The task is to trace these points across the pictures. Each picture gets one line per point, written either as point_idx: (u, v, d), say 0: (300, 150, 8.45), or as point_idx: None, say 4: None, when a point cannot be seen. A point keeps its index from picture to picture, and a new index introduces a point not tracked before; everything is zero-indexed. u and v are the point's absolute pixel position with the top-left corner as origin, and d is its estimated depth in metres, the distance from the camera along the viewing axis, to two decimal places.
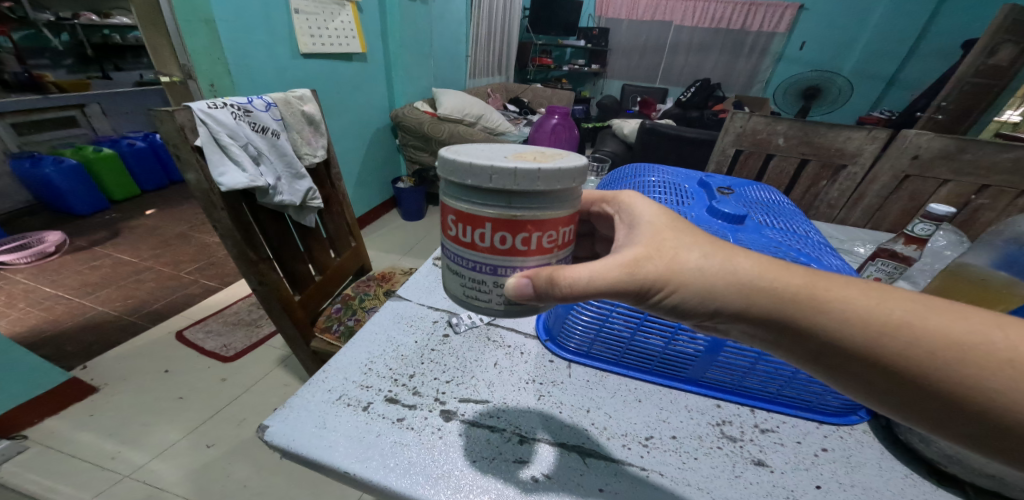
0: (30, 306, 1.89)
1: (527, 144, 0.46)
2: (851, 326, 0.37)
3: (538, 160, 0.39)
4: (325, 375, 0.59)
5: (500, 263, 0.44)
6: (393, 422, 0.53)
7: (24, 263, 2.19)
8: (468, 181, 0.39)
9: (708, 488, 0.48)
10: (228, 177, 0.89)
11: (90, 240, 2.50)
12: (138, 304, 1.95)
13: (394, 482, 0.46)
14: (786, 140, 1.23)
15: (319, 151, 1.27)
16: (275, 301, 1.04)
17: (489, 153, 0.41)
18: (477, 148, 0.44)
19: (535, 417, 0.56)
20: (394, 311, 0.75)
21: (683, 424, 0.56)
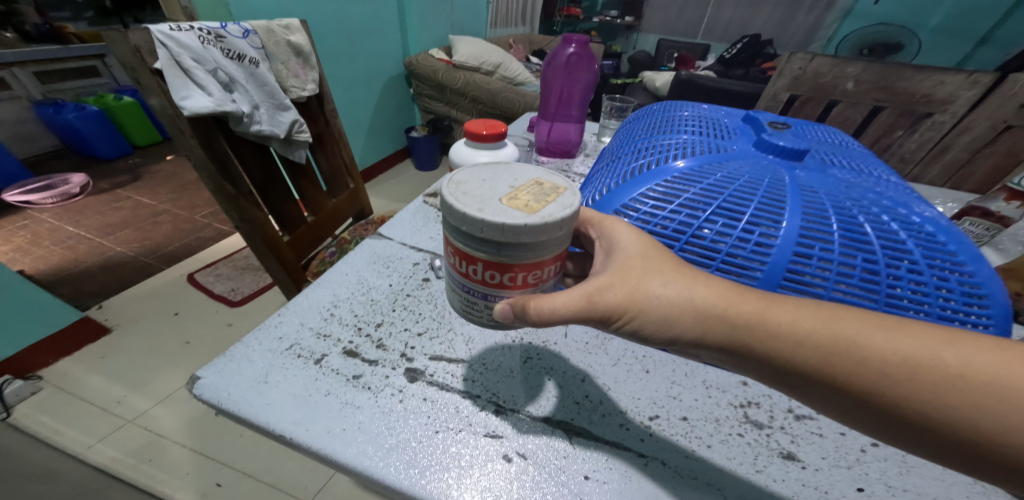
0: (54, 244, 1.93)
1: (529, 170, 0.39)
2: (802, 350, 0.32)
3: (535, 204, 0.33)
4: (279, 320, 0.51)
5: (491, 293, 0.38)
6: (347, 379, 0.44)
7: (51, 204, 2.23)
8: (460, 225, 0.34)
9: (722, 485, 0.38)
10: (192, 101, 0.79)
11: (112, 183, 2.52)
12: (154, 245, 1.96)
13: (334, 451, 0.38)
14: (857, 83, 1.02)
15: (309, 85, 1.15)
16: (260, 240, 0.95)
17: (485, 192, 0.35)
18: (474, 174, 0.38)
19: (517, 384, 0.46)
20: (371, 250, 0.65)
21: (698, 405, 0.45)
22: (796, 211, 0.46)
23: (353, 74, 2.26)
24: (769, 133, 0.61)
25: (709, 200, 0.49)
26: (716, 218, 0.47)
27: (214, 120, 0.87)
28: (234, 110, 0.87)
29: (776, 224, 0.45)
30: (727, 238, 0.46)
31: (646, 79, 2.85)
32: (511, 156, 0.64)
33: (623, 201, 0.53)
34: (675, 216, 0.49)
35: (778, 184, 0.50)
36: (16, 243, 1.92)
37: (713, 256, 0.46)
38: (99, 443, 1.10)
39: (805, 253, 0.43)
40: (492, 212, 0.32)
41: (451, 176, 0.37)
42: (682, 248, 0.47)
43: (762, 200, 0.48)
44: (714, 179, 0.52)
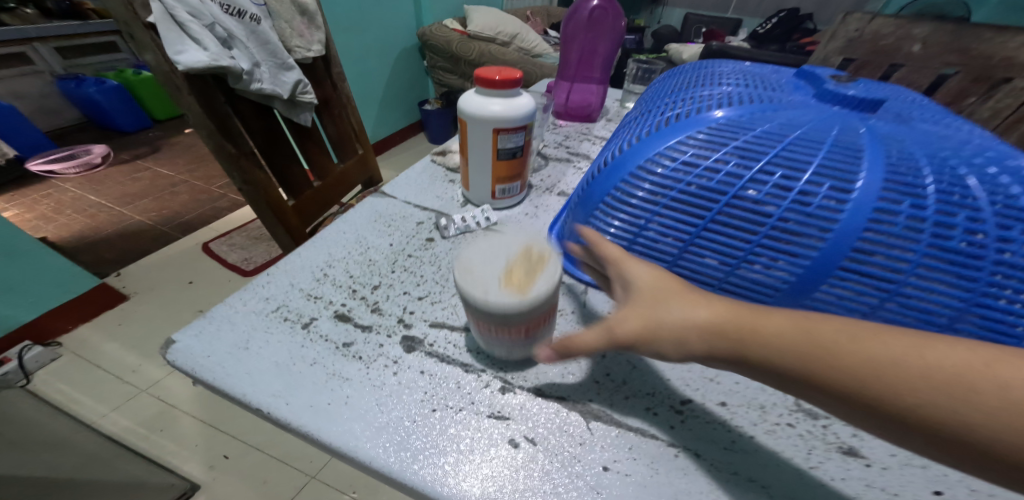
0: (75, 213, 1.95)
1: (522, 232, 0.38)
2: (837, 368, 0.24)
3: (533, 280, 0.34)
4: (268, 279, 0.46)
5: (505, 344, 0.38)
6: (336, 347, 0.40)
7: (73, 175, 2.26)
8: (468, 305, 0.35)
9: (766, 482, 0.31)
10: (187, 56, 0.71)
11: (133, 155, 2.54)
12: (171, 215, 1.97)
13: (317, 427, 0.33)
14: (926, 45, 0.91)
15: (316, 46, 1.05)
16: (264, 204, 0.91)
17: (486, 274, 0.35)
18: (472, 249, 0.37)
19: (528, 358, 0.40)
20: (372, 210, 0.59)
21: (738, 388, 0.38)
22: (877, 161, 0.38)
23: (365, 46, 2.17)
24: (831, 82, 0.53)
25: (764, 147, 0.41)
26: (773, 169, 0.40)
27: (212, 79, 0.81)
28: (231, 67, 0.80)
29: (852, 175, 0.38)
30: (788, 192, 0.39)
31: (675, 50, 2.66)
32: (526, 108, 0.52)
33: (657, 149, 0.45)
34: (720, 168, 0.42)
35: (850, 134, 0.42)
36: (41, 212, 1.95)
37: (770, 211, 0.39)
38: (113, 412, 1.11)
39: (892, 209, 0.36)
40: (494, 298, 0.33)
41: (455, 256, 0.37)
42: (731, 202, 0.41)
43: (831, 148, 0.40)
44: (770, 125, 0.44)
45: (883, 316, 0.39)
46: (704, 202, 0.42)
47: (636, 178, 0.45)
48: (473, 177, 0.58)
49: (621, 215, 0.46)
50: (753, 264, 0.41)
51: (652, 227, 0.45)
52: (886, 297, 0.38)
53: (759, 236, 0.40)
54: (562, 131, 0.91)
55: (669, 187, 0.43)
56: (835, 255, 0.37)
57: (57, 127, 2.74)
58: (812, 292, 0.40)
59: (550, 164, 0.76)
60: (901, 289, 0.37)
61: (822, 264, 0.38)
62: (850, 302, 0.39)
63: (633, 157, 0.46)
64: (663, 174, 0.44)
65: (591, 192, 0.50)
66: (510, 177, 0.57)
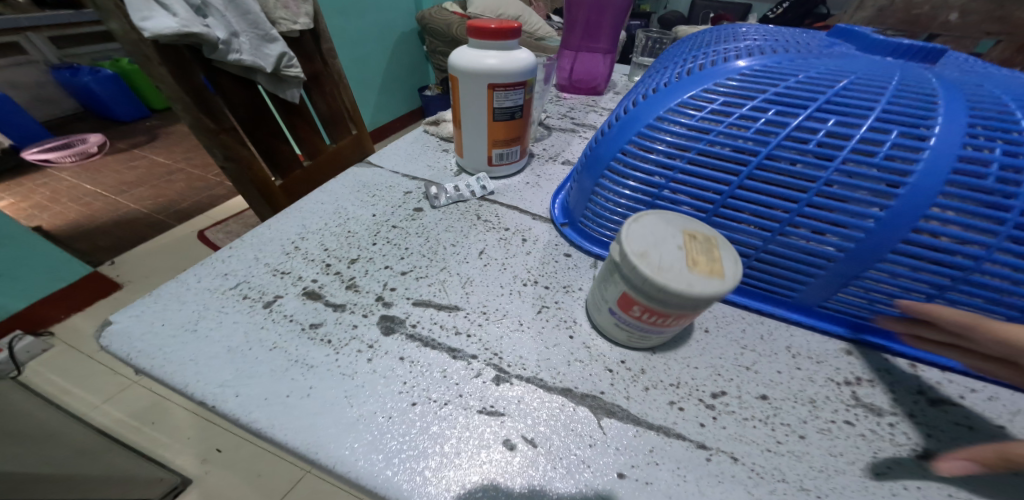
0: (70, 201, 1.80)
1: (660, 213, 0.30)
2: None
3: (716, 258, 0.27)
4: (229, 253, 0.39)
5: (655, 332, 0.30)
6: (302, 328, 0.33)
7: (70, 164, 2.04)
8: (643, 288, 0.27)
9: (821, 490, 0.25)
10: (154, 22, 0.58)
11: (129, 143, 2.29)
12: (167, 202, 1.84)
13: (271, 424, 0.27)
14: (963, 14, 0.84)
15: (303, 20, 0.87)
16: (249, 182, 0.80)
17: (663, 250, 0.27)
18: (631, 238, 0.28)
19: (527, 342, 0.33)
20: (356, 180, 0.52)
21: (781, 379, 0.31)
22: (958, 106, 0.30)
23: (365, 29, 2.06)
24: (874, 32, 0.46)
25: (813, 92, 0.33)
26: (826, 115, 0.32)
27: (187, 50, 0.68)
28: (206, 35, 0.67)
29: (927, 121, 0.30)
30: (846, 140, 0.30)
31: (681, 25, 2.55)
32: (526, 61, 0.45)
33: (679, 97, 0.37)
34: (759, 113, 0.33)
35: (918, 80, 0.35)
36: (34, 199, 1.79)
37: (823, 163, 0.30)
38: (104, 404, 0.91)
39: (983, 157, 0.27)
40: (690, 289, 0.25)
41: (624, 246, 0.27)
42: (772, 154, 0.32)
43: (896, 94, 0.32)
44: (815, 70, 0.36)
45: (958, 300, 0.29)
46: (737, 156, 0.33)
47: (652, 132, 0.37)
48: (467, 142, 0.51)
49: (632, 177, 0.38)
50: (795, 233, 0.32)
51: (668, 190, 0.36)
52: (968, 272, 0.28)
53: (806, 195, 0.31)
54: (566, 103, 0.81)
55: (693, 140, 0.35)
56: (907, 216, 0.28)
57: (56, 116, 2.42)
58: (870, 267, 0.30)
59: (552, 134, 0.66)
60: (990, 258, 0.27)
61: (889, 228, 0.29)
62: (918, 280, 0.30)
63: (650, 108, 0.38)
64: (687, 125, 0.35)
65: (596, 152, 0.41)
66: (510, 139, 0.50)
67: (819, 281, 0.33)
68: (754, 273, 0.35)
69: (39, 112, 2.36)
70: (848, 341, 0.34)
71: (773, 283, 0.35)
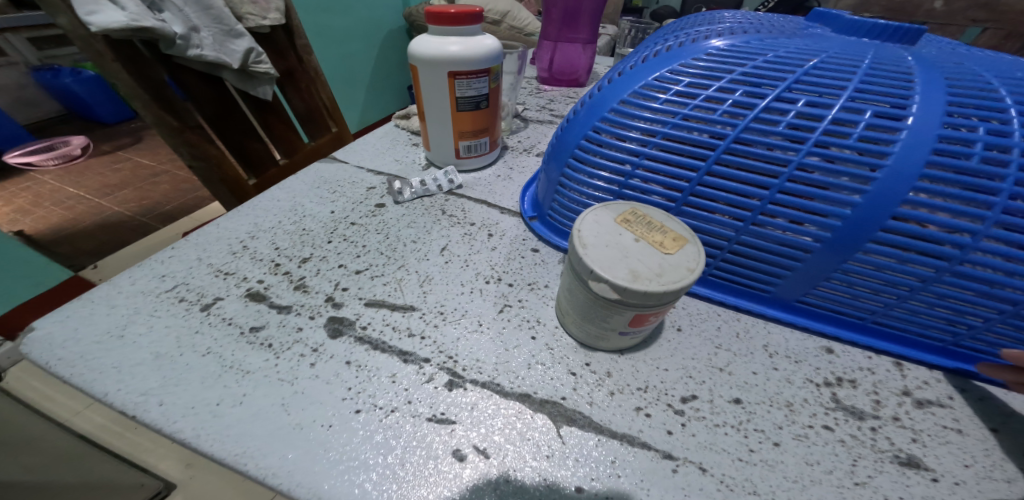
0: (52, 206, 1.46)
1: (586, 216, 0.27)
2: None
3: (664, 225, 0.26)
4: (170, 254, 0.37)
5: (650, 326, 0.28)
6: (240, 332, 0.30)
7: (54, 167, 1.65)
8: (648, 304, 0.23)
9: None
10: (101, 16, 0.56)
11: (114, 146, 1.85)
12: (150, 205, 1.50)
13: (196, 434, 0.25)
14: (947, 3, 1.02)
15: (273, 15, 0.82)
16: (218, 181, 0.76)
17: (644, 256, 0.24)
18: (606, 269, 0.23)
19: (486, 344, 0.31)
20: (317, 175, 0.49)
21: (756, 381, 0.28)
22: (936, 84, 0.28)
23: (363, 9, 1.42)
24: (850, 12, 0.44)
25: (782, 71, 0.31)
26: (796, 95, 0.30)
27: (143, 46, 0.65)
28: (161, 29, 0.63)
29: (903, 100, 0.28)
30: (817, 121, 0.28)
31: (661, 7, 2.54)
32: (491, 47, 0.43)
33: (644, 81, 0.35)
34: (726, 95, 0.31)
35: (894, 59, 0.33)
36: (16, 204, 1.45)
37: (794, 146, 0.28)
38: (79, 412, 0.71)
39: (966, 137, 0.25)
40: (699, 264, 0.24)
41: (613, 282, 0.23)
42: (740, 138, 0.30)
43: (869, 72, 0.30)
44: (786, 49, 0.34)
45: (946, 292, 0.27)
46: (704, 140, 0.31)
47: (620, 118, 0.35)
48: (433, 135, 0.48)
49: (599, 166, 0.36)
50: (771, 222, 0.30)
51: (635, 178, 0.34)
52: (954, 262, 0.26)
53: (778, 180, 0.29)
54: (546, 95, 0.78)
55: (658, 124, 0.33)
56: (885, 202, 0.26)
57: (40, 120, 1.94)
58: (848, 258, 0.28)
59: (530, 126, 0.64)
60: (976, 246, 0.25)
61: (866, 216, 0.27)
62: (901, 272, 0.27)
63: (615, 92, 0.36)
64: (653, 109, 0.33)
65: (562, 140, 0.39)
66: (477, 130, 0.47)
67: (796, 274, 0.30)
68: (728, 266, 0.33)
69: (19, 115, 1.88)
70: (830, 339, 0.31)
71: (748, 278, 0.33)
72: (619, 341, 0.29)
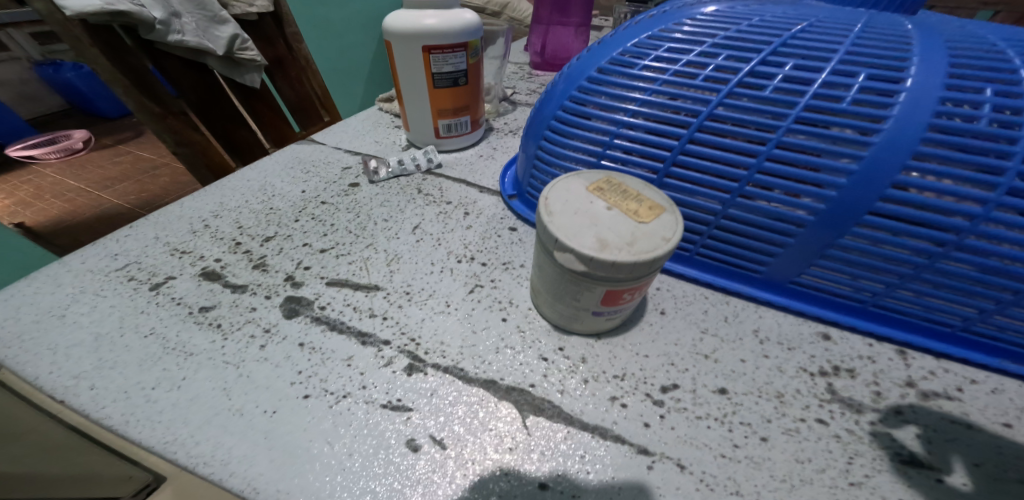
0: (52, 197, 1.44)
1: (556, 185, 0.24)
2: None
3: (637, 194, 0.24)
4: (126, 233, 0.35)
5: (625, 309, 0.25)
6: (188, 312, 0.28)
7: (56, 160, 1.63)
8: (620, 276, 0.21)
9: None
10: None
11: (115, 137, 1.82)
12: (149, 197, 1.48)
13: (125, 419, 0.23)
14: None
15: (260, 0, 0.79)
16: (203, 168, 0.74)
17: (611, 224, 0.21)
18: (572, 238, 0.21)
19: (453, 325, 0.28)
20: (292, 156, 0.47)
21: (744, 370, 0.26)
22: (935, 46, 0.26)
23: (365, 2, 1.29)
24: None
25: (769, 35, 0.29)
26: (783, 58, 0.27)
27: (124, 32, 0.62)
28: (139, 14, 0.59)
29: (903, 60, 0.25)
30: (807, 85, 0.26)
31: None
32: (471, 23, 0.41)
33: (621, 49, 0.33)
34: (708, 59, 0.29)
35: (890, 23, 0.30)
36: (17, 197, 1.44)
37: (782, 111, 0.26)
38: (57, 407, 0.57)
39: (972, 98, 0.23)
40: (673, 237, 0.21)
41: (579, 252, 0.20)
42: (724, 103, 0.27)
43: (863, 35, 0.28)
44: (773, 14, 0.32)
45: (957, 274, 0.24)
46: (685, 107, 0.28)
47: (599, 88, 0.33)
48: (411, 114, 0.46)
49: (576, 138, 0.33)
50: (761, 195, 0.27)
51: (614, 149, 0.32)
52: (963, 236, 0.23)
53: (765, 148, 0.26)
54: (537, 79, 0.76)
55: (638, 91, 0.31)
56: (885, 170, 0.23)
57: (44, 115, 1.88)
58: (843, 233, 0.25)
59: (518, 108, 0.61)
60: (988, 218, 0.22)
61: (863, 184, 0.24)
62: (903, 250, 0.25)
63: (593, 61, 0.34)
64: (633, 76, 0.31)
65: (541, 113, 0.37)
66: (457, 108, 0.45)
67: (787, 252, 0.28)
68: (715, 245, 0.30)
69: (21, 111, 1.82)
70: (827, 325, 0.29)
71: (736, 257, 0.30)
72: (602, 322, 0.26)
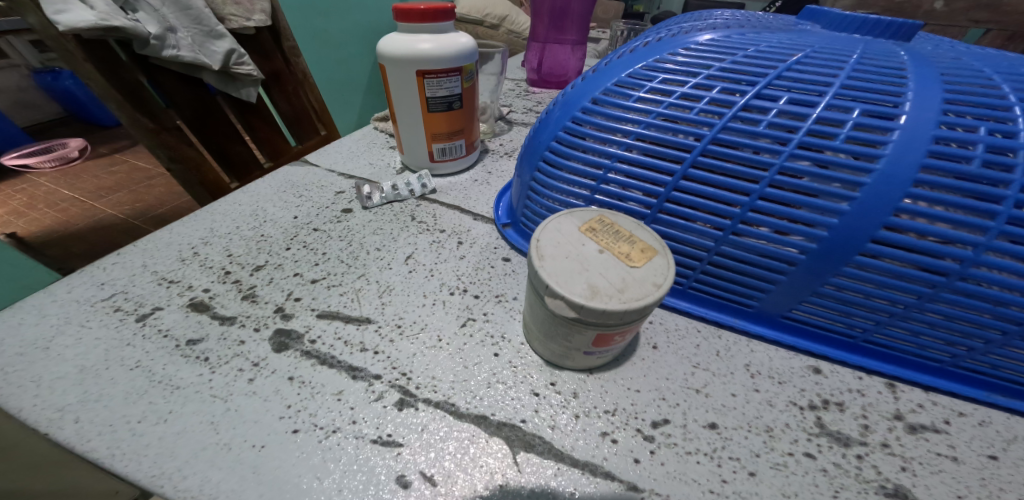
0: (45, 207, 1.43)
1: (547, 224, 0.25)
2: None
3: (628, 234, 0.24)
4: (115, 260, 0.35)
5: (614, 348, 0.25)
6: (176, 345, 0.28)
7: (51, 169, 1.62)
8: (612, 321, 0.21)
9: None
10: (69, 15, 0.53)
11: (113, 146, 1.82)
12: (144, 207, 1.47)
13: (110, 454, 0.22)
14: (948, 3, 0.97)
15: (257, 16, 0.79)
16: (196, 184, 0.74)
17: (603, 269, 0.22)
18: (562, 285, 0.21)
19: (444, 361, 0.28)
20: (285, 179, 0.47)
21: (734, 404, 0.26)
22: (930, 80, 0.26)
23: (363, 16, 1.31)
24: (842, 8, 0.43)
25: (763, 66, 0.29)
26: (777, 91, 0.28)
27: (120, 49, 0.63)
28: (133, 29, 0.60)
29: (896, 97, 0.25)
30: (800, 120, 0.26)
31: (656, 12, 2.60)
32: (465, 47, 0.41)
33: (616, 79, 0.33)
34: (702, 91, 0.30)
35: (884, 54, 0.31)
36: (10, 206, 1.43)
37: (775, 147, 0.26)
38: None
39: (965, 138, 0.23)
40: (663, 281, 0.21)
41: (569, 299, 0.21)
42: (717, 138, 0.28)
43: (857, 67, 0.28)
44: (767, 43, 0.32)
45: (947, 311, 0.24)
46: (679, 140, 0.29)
47: (594, 119, 0.33)
48: (405, 138, 0.46)
49: (570, 169, 0.34)
50: (753, 232, 0.27)
51: (609, 182, 0.32)
52: (953, 278, 0.23)
53: (758, 185, 0.27)
54: (533, 97, 0.76)
55: (632, 123, 0.31)
56: (876, 211, 0.24)
57: (40, 123, 1.87)
58: (835, 272, 0.26)
59: (513, 129, 0.62)
60: (977, 260, 0.23)
61: (855, 224, 0.24)
62: (895, 288, 0.25)
63: (588, 91, 0.35)
64: (627, 108, 0.32)
65: (535, 141, 0.37)
66: (451, 132, 0.45)
67: (779, 287, 0.28)
68: (708, 279, 0.31)
69: (18, 119, 1.81)
70: (818, 358, 0.29)
71: (729, 291, 0.30)
72: (593, 359, 0.26)
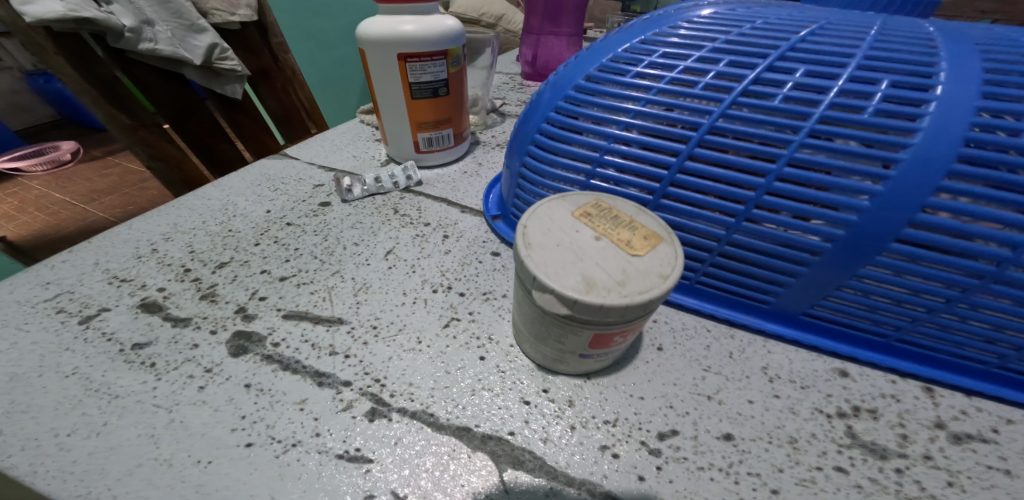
0: (35, 211, 1.40)
1: (537, 209, 0.22)
2: None
3: (627, 220, 0.21)
4: (64, 259, 0.32)
5: (613, 350, 0.22)
6: (120, 350, 0.25)
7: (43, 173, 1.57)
8: (611, 319, 0.18)
9: None
10: (38, 7, 0.49)
11: (107, 150, 1.78)
12: (137, 210, 1.44)
13: (30, 472, 0.19)
14: None
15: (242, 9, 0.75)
16: (178, 183, 0.71)
17: (597, 257, 0.19)
18: (553, 277, 0.18)
19: (424, 365, 0.25)
20: (262, 173, 0.44)
21: (751, 412, 0.23)
22: (965, 49, 0.24)
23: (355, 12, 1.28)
24: None
25: (776, 38, 0.27)
26: (792, 64, 0.25)
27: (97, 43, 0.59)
28: (107, 21, 0.55)
29: (929, 67, 0.23)
30: (821, 93, 0.23)
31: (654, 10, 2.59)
32: (451, 30, 0.38)
33: (614, 55, 0.31)
34: (709, 65, 0.27)
35: (907, 27, 0.28)
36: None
37: (793, 123, 0.23)
38: None
39: (1013, 108, 0.20)
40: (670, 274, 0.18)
41: (561, 294, 0.18)
42: (728, 114, 0.25)
43: (881, 38, 0.26)
44: (777, 17, 0.30)
45: (996, 305, 0.21)
46: (684, 119, 0.26)
47: (589, 99, 0.30)
48: (390, 129, 0.44)
49: (564, 154, 0.31)
50: (768, 219, 0.24)
51: (606, 167, 0.29)
52: (1004, 267, 0.20)
53: (775, 166, 0.24)
54: (528, 90, 0.74)
55: (632, 101, 0.28)
56: (913, 191, 0.21)
57: (35, 126, 1.81)
58: (864, 263, 0.23)
59: (506, 121, 0.59)
60: None
61: (888, 208, 0.21)
62: (932, 280, 0.22)
63: (582, 69, 0.32)
64: (626, 85, 0.29)
65: (525, 126, 0.34)
66: (438, 121, 0.42)
67: (799, 281, 0.25)
68: (717, 273, 0.28)
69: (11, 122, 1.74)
70: (843, 360, 0.26)
71: (741, 286, 0.27)
72: (589, 364, 0.23)
